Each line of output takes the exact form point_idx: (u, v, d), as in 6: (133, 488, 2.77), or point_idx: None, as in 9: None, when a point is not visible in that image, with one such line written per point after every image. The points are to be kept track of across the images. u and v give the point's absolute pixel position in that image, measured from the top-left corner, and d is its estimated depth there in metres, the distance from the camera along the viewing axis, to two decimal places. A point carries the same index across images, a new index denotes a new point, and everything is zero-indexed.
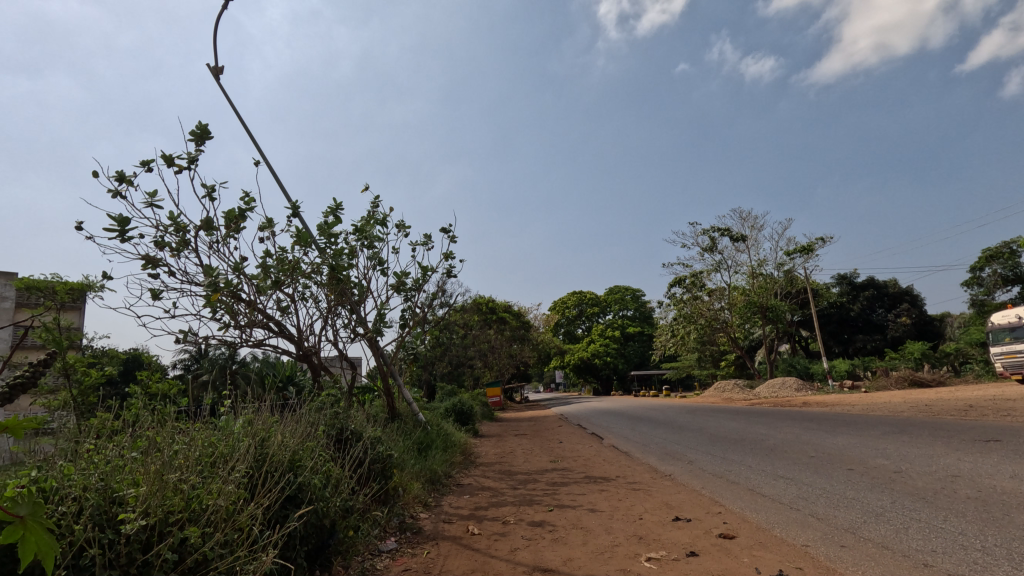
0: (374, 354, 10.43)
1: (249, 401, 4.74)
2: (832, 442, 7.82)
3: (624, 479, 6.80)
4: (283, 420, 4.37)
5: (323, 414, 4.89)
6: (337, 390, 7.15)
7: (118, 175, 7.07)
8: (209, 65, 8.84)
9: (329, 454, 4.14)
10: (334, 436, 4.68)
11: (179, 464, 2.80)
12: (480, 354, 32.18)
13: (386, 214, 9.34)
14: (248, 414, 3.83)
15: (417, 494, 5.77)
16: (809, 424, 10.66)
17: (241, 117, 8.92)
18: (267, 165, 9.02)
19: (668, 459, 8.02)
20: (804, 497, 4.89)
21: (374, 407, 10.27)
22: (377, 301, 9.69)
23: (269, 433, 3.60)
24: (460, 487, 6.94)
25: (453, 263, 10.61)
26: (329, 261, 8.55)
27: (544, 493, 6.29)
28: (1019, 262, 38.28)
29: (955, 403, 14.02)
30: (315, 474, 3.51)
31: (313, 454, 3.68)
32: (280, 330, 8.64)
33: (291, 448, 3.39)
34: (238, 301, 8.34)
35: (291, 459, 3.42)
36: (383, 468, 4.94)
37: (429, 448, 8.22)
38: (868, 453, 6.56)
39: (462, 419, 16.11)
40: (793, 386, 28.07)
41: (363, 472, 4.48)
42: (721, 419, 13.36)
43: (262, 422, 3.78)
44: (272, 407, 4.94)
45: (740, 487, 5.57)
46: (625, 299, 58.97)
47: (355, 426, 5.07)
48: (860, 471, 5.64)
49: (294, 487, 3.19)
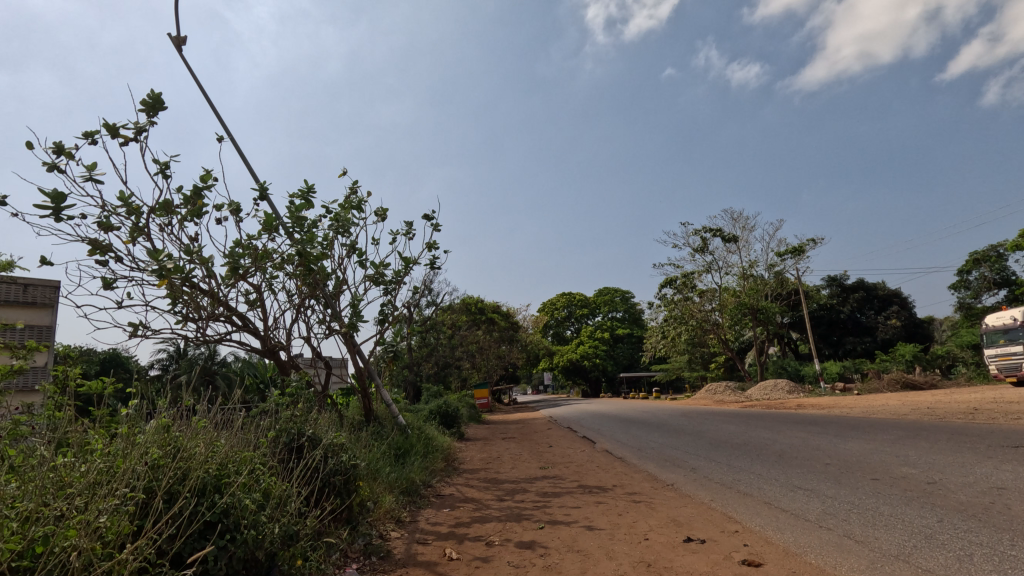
0: (350, 353, 9.70)
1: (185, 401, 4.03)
2: (845, 447, 7.25)
3: (621, 489, 6.16)
4: (223, 426, 3.65)
5: (277, 418, 4.19)
6: (302, 390, 6.40)
7: (56, 147, 6.28)
8: (171, 35, 8.15)
9: (274, 467, 3.43)
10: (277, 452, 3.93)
11: (34, 489, 2.15)
12: (468, 355, 31.35)
13: (362, 198, 8.62)
14: (168, 416, 3.15)
15: (389, 508, 5.10)
16: (813, 427, 10.08)
17: (205, 91, 8.20)
18: (232, 142, 8.28)
19: (668, 466, 7.40)
20: (834, 512, 4.29)
21: (350, 411, 9.52)
22: (353, 295, 8.95)
23: (194, 440, 2.94)
24: (440, 498, 6.26)
25: (437, 255, 9.90)
26: (299, 247, 7.78)
27: (534, 505, 5.61)
28: (1006, 266, 38.50)
29: (957, 405, 13.57)
30: (249, 492, 2.83)
31: (250, 467, 2.99)
32: (245, 324, 7.90)
33: (214, 462, 2.71)
34: (199, 292, 7.55)
35: (217, 474, 2.75)
36: (347, 480, 4.22)
37: (408, 454, 7.54)
38: (891, 461, 5.95)
39: (447, 422, 15.39)
40: (784, 388, 27.68)
41: (316, 487, 3.75)
42: (718, 423, 12.79)
43: (183, 426, 3.09)
44: (216, 407, 4.21)
45: (756, 500, 4.93)
46: (614, 300, 58.68)
47: (315, 429, 4.37)
48: (889, 482, 5.02)
49: (212, 514, 2.51)
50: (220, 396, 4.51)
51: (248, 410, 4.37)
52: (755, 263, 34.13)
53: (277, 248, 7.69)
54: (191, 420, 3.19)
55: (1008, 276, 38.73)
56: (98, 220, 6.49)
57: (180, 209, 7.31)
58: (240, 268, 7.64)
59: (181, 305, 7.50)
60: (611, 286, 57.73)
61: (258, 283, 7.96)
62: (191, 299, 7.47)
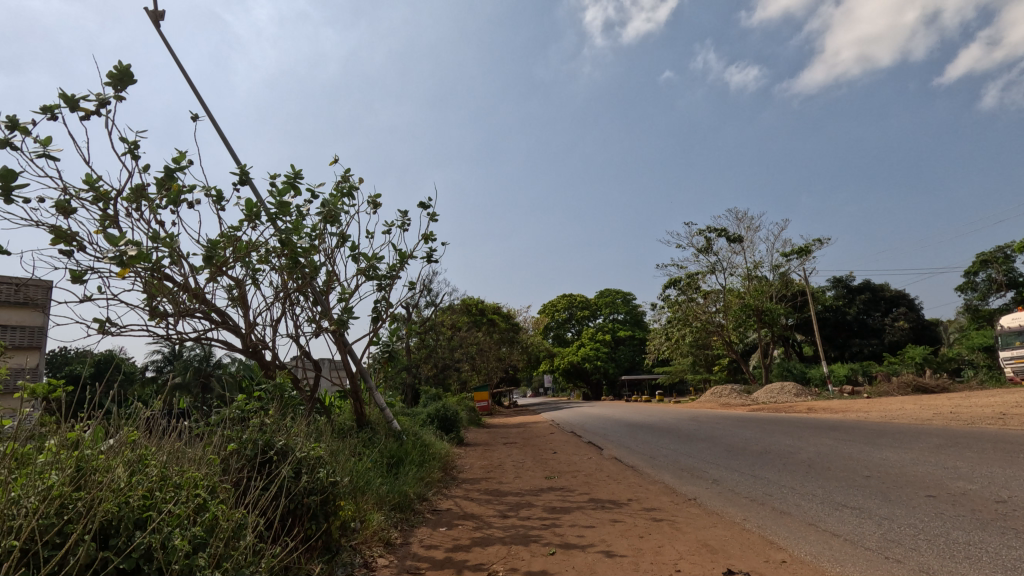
0: (341, 353, 9.08)
1: (126, 416, 3.45)
2: (881, 456, 6.60)
3: (638, 504, 5.52)
4: (166, 443, 3.11)
5: (240, 429, 3.61)
6: (279, 395, 5.79)
7: (9, 123, 5.66)
8: (147, 8, 7.60)
9: (225, 490, 2.90)
10: (233, 474, 3.31)
11: None
12: (468, 357, 30.64)
13: (355, 184, 8.00)
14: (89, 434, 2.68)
15: (378, 529, 4.48)
16: (836, 434, 9.45)
17: (182, 68, 7.68)
18: (211, 121, 7.78)
19: (686, 476, 6.75)
20: (895, 538, 3.69)
21: (340, 416, 8.84)
22: (344, 290, 8.33)
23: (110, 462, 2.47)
24: (435, 514, 5.61)
25: (435, 248, 9.27)
26: (284, 237, 7.17)
27: (543, 525, 4.95)
28: (1014, 266, 37.80)
29: (982, 410, 12.93)
30: (179, 525, 2.36)
31: (185, 494, 2.51)
32: (223, 321, 7.30)
33: (125, 495, 2.25)
34: (176, 287, 6.94)
35: (140, 508, 2.31)
36: (325, 501, 3.62)
37: (401, 464, 6.93)
38: (939, 474, 5.33)
39: (446, 427, 14.73)
40: (792, 391, 27.03)
41: (278, 515, 3.17)
42: (731, 428, 12.16)
43: (108, 445, 2.62)
44: (166, 421, 3.61)
45: (797, 521, 4.31)
46: (616, 302, 57.96)
47: (288, 438, 3.75)
48: (949, 501, 4.39)
49: (126, 561, 2.08)
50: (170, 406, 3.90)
51: (202, 424, 3.77)
52: (759, 264, 33.51)
53: (260, 238, 7.09)
54: (119, 436, 2.71)
55: (1016, 277, 38.06)
56: (59, 204, 5.89)
57: (153, 196, 6.69)
58: (218, 261, 7.04)
59: (154, 302, 6.88)
60: (613, 288, 57.20)
61: (239, 277, 7.40)
62: (165, 293, 6.82)
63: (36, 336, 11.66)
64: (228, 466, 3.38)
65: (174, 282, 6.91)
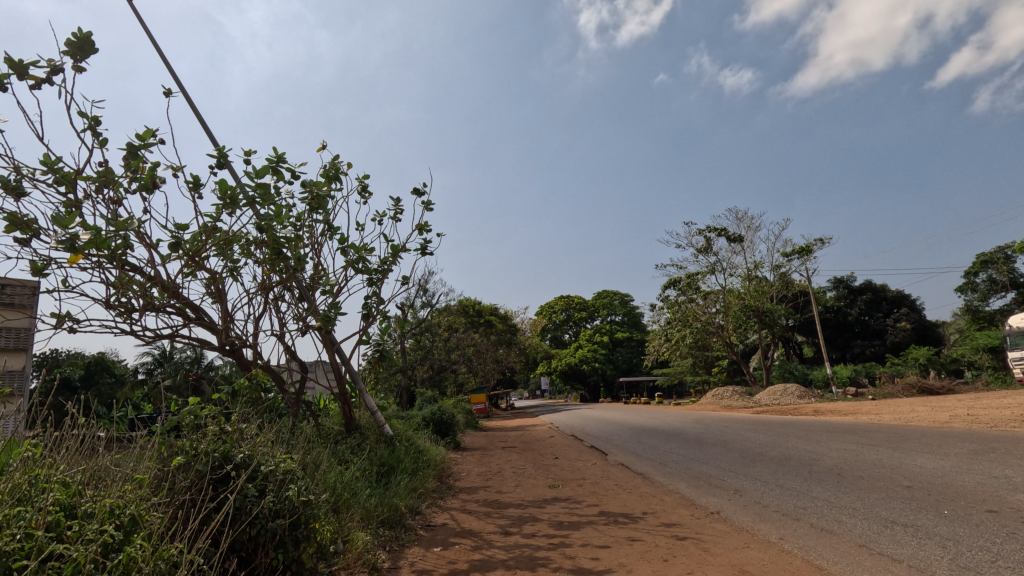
0: (329, 351, 8.48)
1: (56, 432, 3.02)
2: (918, 463, 6.04)
3: (656, 519, 4.96)
4: (80, 476, 2.76)
5: (197, 437, 3.22)
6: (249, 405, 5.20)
7: None
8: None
9: (148, 527, 2.56)
10: (175, 499, 2.92)
11: None
12: (464, 358, 30.01)
13: (345, 167, 7.43)
14: None
15: (363, 551, 3.89)
16: (855, 437, 8.90)
17: (152, 36, 7.09)
18: (183, 96, 7.19)
19: (703, 486, 6.20)
20: (971, 566, 3.14)
21: (327, 420, 8.21)
22: (331, 285, 7.75)
23: None
24: (429, 531, 5.02)
25: (429, 240, 8.69)
26: (263, 225, 6.59)
27: (550, 544, 4.37)
28: (1015, 267, 37.47)
29: (999, 412, 12.42)
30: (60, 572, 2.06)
31: (79, 536, 2.28)
32: (198, 318, 6.73)
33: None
34: (147, 281, 6.35)
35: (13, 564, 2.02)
36: (295, 525, 3.18)
37: (392, 473, 6.35)
38: (993, 485, 4.77)
39: (442, 431, 14.12)
40: (794, 393, 26.56)
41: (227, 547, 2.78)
42: (742, 431, 11.59)
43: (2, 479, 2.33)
44: (106, 441, 3.17)
45: (845, 542, 3.76)
46: (613, 303, 57.50)
47: (249, 452, 3.29)
48: (1016, 518, 3.84)
49: None
50: (113, 423, 3.41)
51: (154, 434, 3.33)
52: (760, 265, 33.07)
53: (238, 226, 6.52)
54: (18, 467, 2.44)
55: (1018, 278, 37.71)
56: (4, 183, 5.26)
57: (120, 179, 6.07)
58: (192, 250, 6.47)
59: (123, 295, 6.27)
60: (611, 289, 56.80)
61: (217, 269, 6.86)
62: (133, 286, 6.20)
63: (24, 338, 11.14)
64: (174, 488, 3.02)
65: (141, 275, 6.32)
